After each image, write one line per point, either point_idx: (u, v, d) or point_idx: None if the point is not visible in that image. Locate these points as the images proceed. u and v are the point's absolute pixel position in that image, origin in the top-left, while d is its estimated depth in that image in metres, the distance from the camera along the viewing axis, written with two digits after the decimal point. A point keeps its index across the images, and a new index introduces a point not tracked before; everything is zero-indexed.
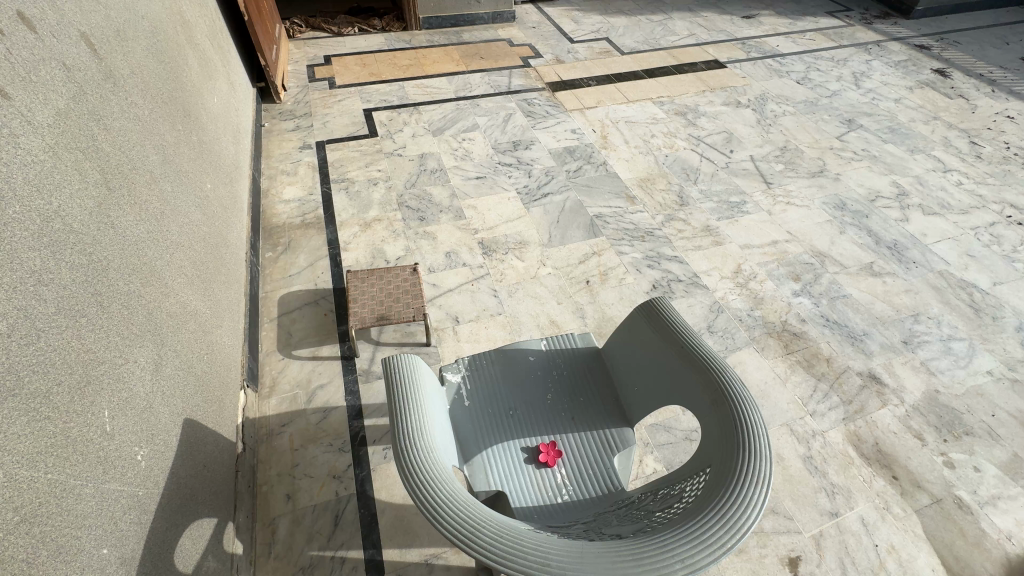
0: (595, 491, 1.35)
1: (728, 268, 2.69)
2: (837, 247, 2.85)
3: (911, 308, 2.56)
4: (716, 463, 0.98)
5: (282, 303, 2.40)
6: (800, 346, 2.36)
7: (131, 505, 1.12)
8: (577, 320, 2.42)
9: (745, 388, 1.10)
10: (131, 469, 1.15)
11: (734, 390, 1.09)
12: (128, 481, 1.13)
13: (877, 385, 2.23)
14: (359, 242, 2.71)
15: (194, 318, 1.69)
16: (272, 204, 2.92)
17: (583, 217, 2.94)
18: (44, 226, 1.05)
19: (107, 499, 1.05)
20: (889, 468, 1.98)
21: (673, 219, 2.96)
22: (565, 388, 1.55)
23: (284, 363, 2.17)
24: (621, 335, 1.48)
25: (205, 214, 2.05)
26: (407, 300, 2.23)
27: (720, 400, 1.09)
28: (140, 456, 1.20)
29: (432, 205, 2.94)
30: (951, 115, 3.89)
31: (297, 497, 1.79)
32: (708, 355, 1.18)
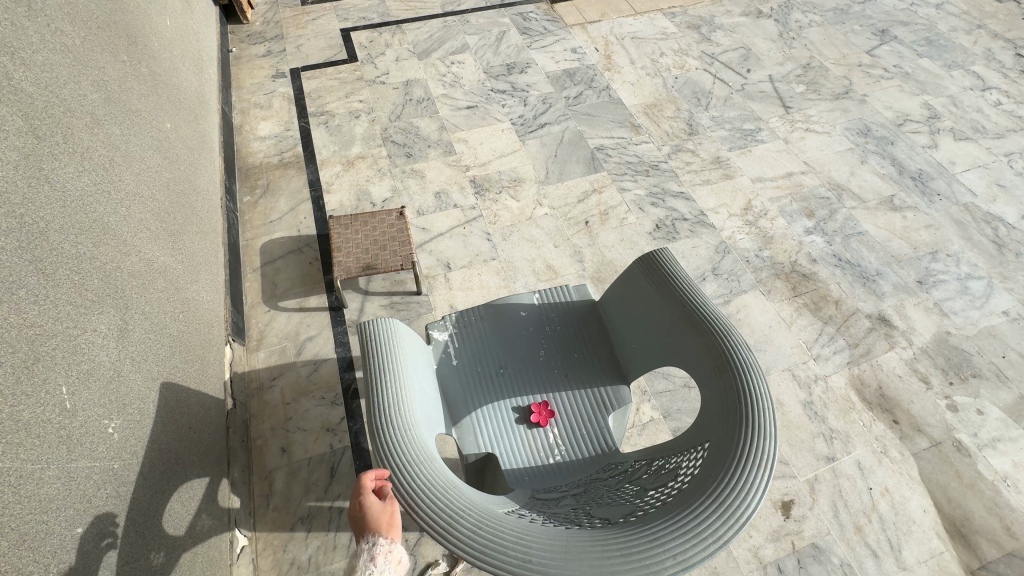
0: (588, 451, 1.32)
1: (737, 205, 2.52)
2: (856, 179, 2.64)
3: (930, 245, 2.41)
4: (715, 439, 0.91)
5: (265, 251, 2.28)
6: (809, 288, 2.25)
7: (105, 480, 1.08)
8: (575, 264, 2.29)
9: (751, 355, 1.01)
10: (102, 442, 1.10)
11: (739, 358, 1.01)
12: (99, 456, 1.08)
13: (885, 328, 2.15)
14: (343, 182, 2.53)
15: (163, 275, 1.58)
16: (246, 141, 2.69)
17: (582, 150, 2.71)
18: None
19: (75, 478, 1.00)
20: (890, 412, 1.94)
21: (680, 150, 2.74)
22: (559, 344, 1.46)
23: (270, 315, 2.10)
24: (619, 290, 1.37)
25: (166, 158, 1.87)
26: (395, 247, 2.10)
27: (723, 368, 1.00)
28: (112, 427, 1.15)
29: (419, 140, 2.72)
30: (997, 22, 3.47)
31: (292, 450, 1.78)
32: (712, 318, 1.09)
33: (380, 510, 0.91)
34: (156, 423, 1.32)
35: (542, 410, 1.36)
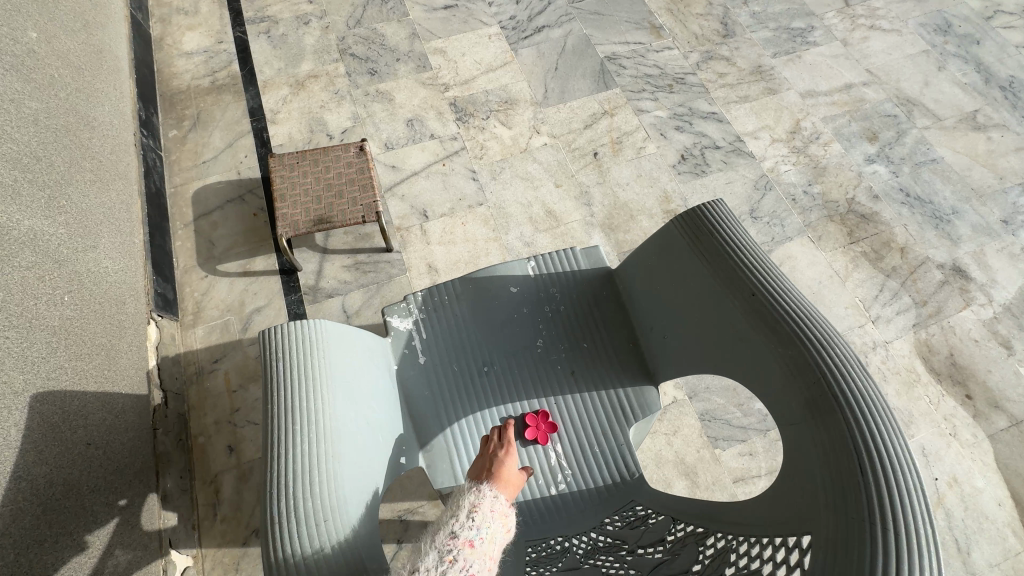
0: (602, 478, 0.98)
1: (782, 127, 2.03)
2: (931, 90, 2.12)
3: (1019, 174, 1.95)
4: (822, 542, 0.58)
5: (198, 201, 1.85)
6: (868, 233, 1.83)
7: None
8: (580, 209, 1.86)
9: (870, 383, 0.65)
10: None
11: (851, 389, 0.64)
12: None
13: (961, 281, 1.76)
14: (291, 110, 2.03)
15: (35, 243, 1.17)
16: (169, 58, 2.15)
17: (590, 60, 2.17)
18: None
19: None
20: (962, 385, 1.61)
21: (712, 58, 2.18)
22: (562, 331, 1.09)
23: (208, 282, 1.71)
24: (649, 261, 0.98)
25: (36, 76, 1.37)
26: (355, 193, 1.66)
27: (823, 407, 0.65)
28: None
29: (385, 52, 2.16)
30: None
31: (241, 449, 1.48)
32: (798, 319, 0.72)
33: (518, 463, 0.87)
34: (25, 452, 0.98)
35: (543, 420, 1.01)
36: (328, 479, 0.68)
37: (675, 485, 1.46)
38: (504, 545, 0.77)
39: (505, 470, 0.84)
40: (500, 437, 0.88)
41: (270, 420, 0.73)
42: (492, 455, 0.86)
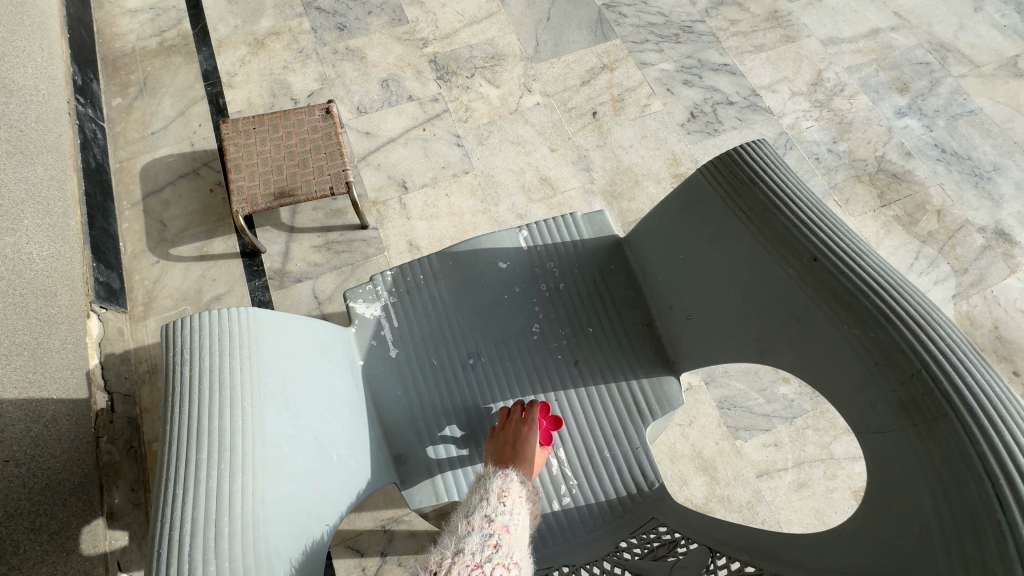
0: (614, 490, 0.80)
1: (803, 79, 1.81)
2: (967, 34, 1.90)
3: None
4: None
5: (147, 177, 1.64)
6: (901, 194, 1.64)
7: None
8: (579, 175, 1.66)
9: (996, 379, 0.49)
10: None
11: (974, 391, 0.48)
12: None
13: (1004, 246, 1.57)
14: (250, 72, 1.80)
15: None
16: (111, 18, 1.90)
17: (586, 8, 1.93)
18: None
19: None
20: (1009, 361, 1.44)
21: (723, 3, 1.95)
22: (563, 311, 0.91)
23: (159, 268, 1.51)
24: (667, 224, 0.79)
25: None
26: (321, 162, 1.45)
27: (929, 416, 0.49)
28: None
29: (355, 4, 1.92)
30: None
31: None
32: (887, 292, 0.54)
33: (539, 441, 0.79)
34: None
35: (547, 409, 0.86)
36: (240, 524, 0.52)
37: (692, 481, 1.30)
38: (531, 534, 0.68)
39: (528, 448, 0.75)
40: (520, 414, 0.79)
41: (165, 444, 0.56)
42: (513, 430, 0.77)
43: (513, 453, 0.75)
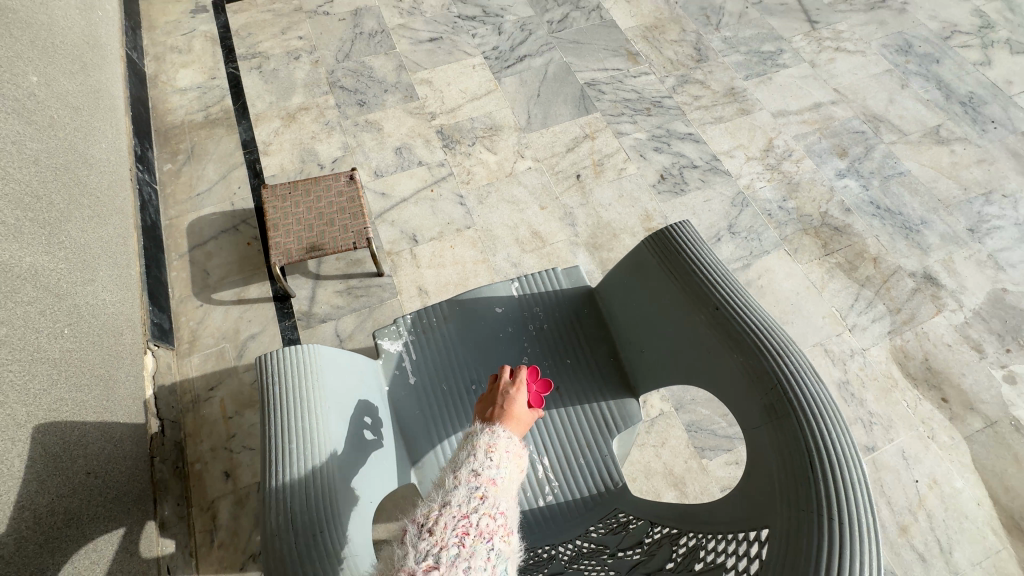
0: (587, 488, 1.02)
1: (756, 146, 2.12)
2: (896, 107, 2.22)
3: (982, 184, 2.04)
4: (780, 534, 0.61)
5: (193, 232, 1.90)
6: (842, 245, 1.91)
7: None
8: (565, 229, 1.93)
9: (823, 388, 0.70)
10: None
11: (805, 394, 0.69)
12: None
13: (931, 288, 1.83)
14: (283, 142, 2.10)
15: (32, 279, 1.22)
16: (164, 95, 2.22)
17: (570, 86, 2.26)
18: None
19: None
20: (938, 389, 1.67)
21: (687, 82, 2.29)
22: (546, 346, 1.14)
23: (203, 311, 1.75)
24: (624, 278, 1.04)
25: (35, 121, 1.44)
26: (345, 221, 1.72)
27: (777, 410, 0.70)
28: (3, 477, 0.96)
29: (373, 83, 2.25)
30: None
31: (238, 475, 1.51)
32: (758, 329, 0.78)
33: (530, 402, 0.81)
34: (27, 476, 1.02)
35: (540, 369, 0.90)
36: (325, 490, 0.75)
37: (665, 495, 1.50)
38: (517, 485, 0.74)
39: (516, 408, 0.78)
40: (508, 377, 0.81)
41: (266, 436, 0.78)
42: (502, 393, 0.79)
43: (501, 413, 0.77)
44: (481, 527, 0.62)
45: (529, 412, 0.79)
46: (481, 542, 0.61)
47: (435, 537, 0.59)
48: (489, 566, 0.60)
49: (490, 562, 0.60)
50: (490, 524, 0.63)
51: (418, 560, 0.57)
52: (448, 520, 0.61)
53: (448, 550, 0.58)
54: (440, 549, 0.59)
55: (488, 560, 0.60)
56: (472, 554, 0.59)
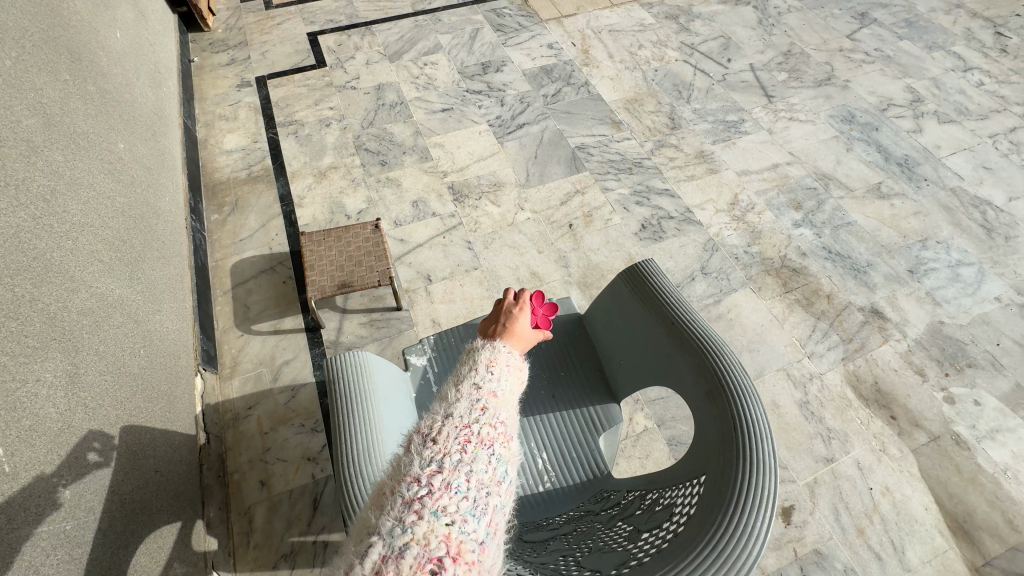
0: (578, 476, 1.25)
1: (723, 200, 2.46)
2: (843, 167, 2.59)
3: (919, 232, 2.36)
4: (712, 475, 0.83)
5: (235, 272, 2.18)
6: (800, 284, 2.20)
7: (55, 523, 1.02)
8: (560, 270, 2.22)
9: (747, 376, 0.94)
10: (58, 461, 1.08)
11: (735, 380, 0.93)
12: (47, 463, 1.05)
13: (879, 321, 2.10)
14: (315, 195, 2.43)
15: (120, 309, 1.49)
16: (212, 156, 2.57)
17: (563, 149, 2.63)
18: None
19: (30, 519, 0.96)
20: (887, 408, 1.90)
21: (663, 146, 2.66)
22: (543, 362, 1.42)
23: (243, 340, 2.00)
24: (605, 304, 1.31)
25: (122, 181, 1.75)
26: (371, 263, 2.00)
27: (716, 392, 0.94)
28: (92, 456, 1.17)
29: (394, 146, 2.62)
30: (974, 2, 3.47)
31: (272, 483, 1.71)
32: (704, 335, 1.03)
33: (530, 321, 0.95)
34: (109, 460, 1.22)
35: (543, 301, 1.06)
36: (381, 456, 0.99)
37: None
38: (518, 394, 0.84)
39: (517, 324, 0.92)
40: (512, 298, 0.96)
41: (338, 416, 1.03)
42: (507, 311, 0.93)
43: (502, 328, 0.91)
44: (481, 435, 0.71)
45: (529, 330, 0.93)
46: (482, 447, 0.70)
47: (438, 446, 0.68)
48: (491, 467, 0.68)
49: (491, 462, 0.69)
50: (490, 431, 0.71)
51: (424, 464, 0.66)
52: (449, 430, 0.69)
53: (450, 455, 0.67)
54: (443, 454, 0.67)
55: (489, 461, 0.69)
56: (474, 458, 0.68)
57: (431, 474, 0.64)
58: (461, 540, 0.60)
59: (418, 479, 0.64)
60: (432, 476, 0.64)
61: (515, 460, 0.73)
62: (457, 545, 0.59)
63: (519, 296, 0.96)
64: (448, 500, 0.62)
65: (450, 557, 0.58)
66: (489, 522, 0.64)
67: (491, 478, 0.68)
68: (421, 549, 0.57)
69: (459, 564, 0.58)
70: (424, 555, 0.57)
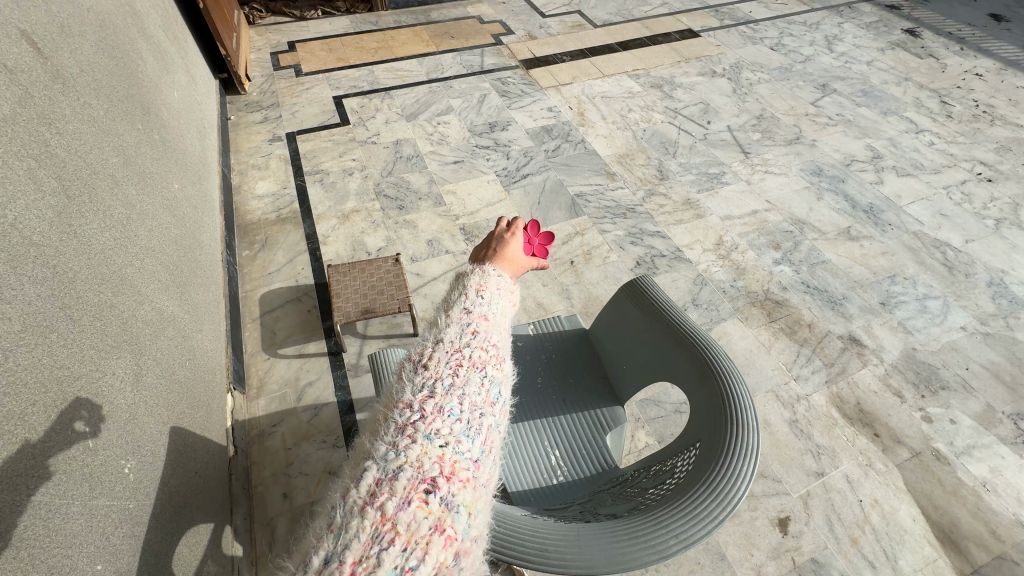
0: (589, 469, 1.38)
1: (710, 241, 2.71)
2: (815, 213, 2.88)
3: (888, 270, 2.61)
4: (705, 441, 0.97)
5: (264, 302, 2.36)
6: (783, 314, 2.41)
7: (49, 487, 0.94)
8: (563, 301, 2.42)
9: (732, 362, 1.08)
10: (41, 425, 0.96)
11: (721, 364, 1.07)
12: (50, 427, 0.98)
13: (857, 348, 2.29)
14: (338, 235, 2.66)
15: (172, 324, 1.65)
16: (245, 200, 2.83)
17: (563, 196, 2.92)
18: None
19: (78, 481, 1.03)
20: (870, 426, 2.05)
21: (653, 194, 2.96)
22: (554, 370, 1.58)
23: (270, 363, 2.15)
24: (609, 317, 1.47)
25: (175, 215, 1.97)
26: (392, 291, 2.19)
27: (706, 375, 1.07)
28: (77, 426, 1.06)
29: (411, 193, 2.89)
30: (921, 76, 3.96)
31: (295, 495, 1.79)
32: (694, 331, 1.17)
33: (520, 249, 1.05)
34: (95, 433, 1.10)
35: (536, 236, 1.16)
36: None
37: None
38: (510, 312, 0.96)
39: (507, 249, 1.02)
40: (504, 228, 1.07)
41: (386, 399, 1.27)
42: (500, 237, 1.04)
43: (492, 252, 1.02)
44: (472, 359, 0.82)
45: (517, 257, 1.03)
46: (473, 370, 0.81)
47: (430, 373, 0.78)
48: (481, 390, 0.79)
49: (481, 385, 0.80)
50: (479, 355, 0.83)
51: (417, 390, 0.76)
52: (441, 357, 0.80)
53: (442, 381, 0.77)
54: (435, 380, 0.77)
55: (480, 385, 0.80)
56: (464, 382, 0.79)
57: (422, 401, 0.74)
58: (454, 458, 0.70)
59: (411, 405, 0.74)
60: (423, 403, 0.74)
61: (505, 381, 0.85)
62: (450, 463, 0.69)
63: (511, 226, 1.07)
64: (441, 423, 0.72)
65: (444, 475, 0.67)
66: (482, 441, 0.75)
67: (482, 400, 0.79)
68: (415, 469, 0.67)
69: (452, 480, 0.68)
70: (418, 473, 0.66)
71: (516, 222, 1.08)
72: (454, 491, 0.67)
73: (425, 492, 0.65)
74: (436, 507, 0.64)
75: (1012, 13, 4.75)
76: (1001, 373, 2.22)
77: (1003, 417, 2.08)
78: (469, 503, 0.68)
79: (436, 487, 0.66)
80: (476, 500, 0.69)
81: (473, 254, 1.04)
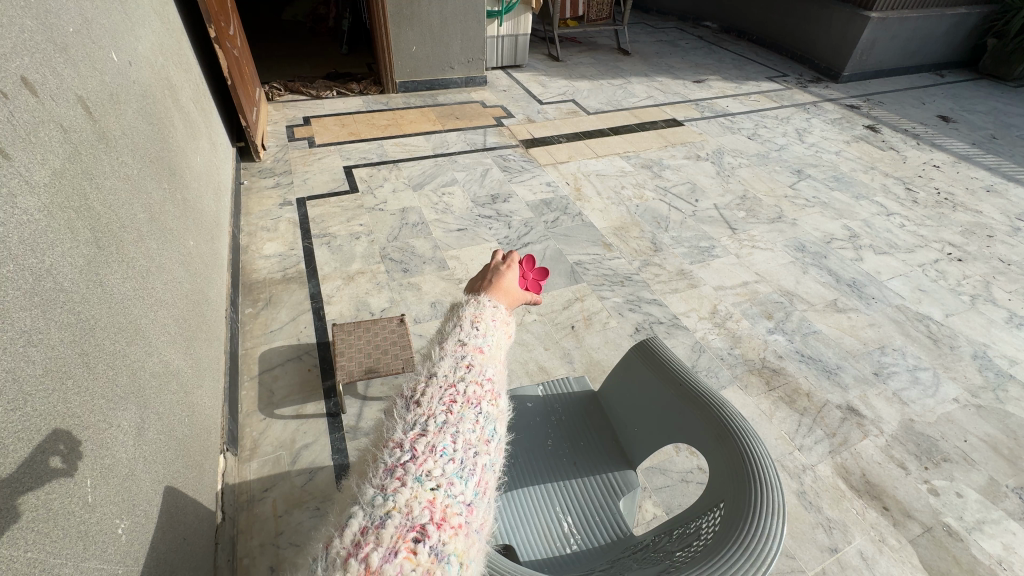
0: (604, 537, 1.33)
1: (705, 310, 2.81)
2: (802, 286, 3.02)
3: (876, 341, 2.70)
4: (729, 499, 0.96)
5: (263, 360, 2.33)
6: (781, 382, 2.44)
7: (39, 540, 0.87)
8: (565, 364, 2.43)
9: (745, 421, 1.09)
10: (12, 466, 0.84)
11: (735, 424, 1.08)
12: (59, 472, 0.94)
13: (856, 418, 2.31)
14: (343, 294, 2.69)
15: (176, 378, 1.61)
16: (252, 260, 2.88)
17: (563, 264, 3.03)
18: (20, 275, 0.97)
19: (74, 540, 0.97)
20: (879, 499, 2.02)
21: (649, 264, 3.10)
22: (565, 434, 1.57)
23: (265, 424, 2.08)
24: (621, 378, 1.49)
25: (189, 271, 2.00)
26: (396, 351, 2.18)
27: (722, 434, 1.08)
28: (55, 462, 0.94)
29: (415, 257, 2.97)
30: (886, 165, 4.36)
31: (281, 568, 1.66)
32: (706, 391, 1.18)
33: (516, 280, 1.05)
34: (71, 472, 0.99)
35: (531, 270, 1.14)
36: None
37: None
38: (505, 345, 0.96)
39: (502, 280, 1.02)
40: (501, 258, 1.06)
41: None
42: (495, 269, 1.03)
43: (488, 284, 1.02)
44: (468, 395, 0.81)
45: (512, 286, 1.03)
46: (468, 407, 0.80)
47: (423, 410, 0.78)
48: (476, 427, 0.79)
49: (476, 422, 0.79)
50: (474, 389, 0.82)
51: (409, 428, 0.76)
52: (435, 392, 0.80)
53: (434, 418, 0.77)
54: (427, 417, 0.77)
55: (474, 421, 0.79)
56: (458, 419, 0.78)
57: (414, 439, 0.74)
58: (445, 503, 0.68)
59: (402, 445, 0.73)
60: (414, 442, 0.73)
61: (499, 417, 0.84)
62: (441, 509, 0.67)
63: (507, 257, 1.05)
64: (432, 464, 0.71)
65: (434, 522, 0.66)
66: (476, 482, 0.73)
67: (476, 438, 0.78)
68: (404, 515, 0.65)
69: (443, 526, 0.66)
70: (407, 520, 0.64)
71: (511, 254, 1.07)
72: (444, 540, 0.65)
73: (414, 541, 0.63)
74: (425, 558, 0.62)
75: (958, 115, 5.34)
76: (999, 445, 2.24)
77: (1008, 490, 2.08)
78: (460, 552, 0.65)
79: (425, 535, 0.64)
80: (467, 548, 0.67)
81: (467, 284, 1.04)
